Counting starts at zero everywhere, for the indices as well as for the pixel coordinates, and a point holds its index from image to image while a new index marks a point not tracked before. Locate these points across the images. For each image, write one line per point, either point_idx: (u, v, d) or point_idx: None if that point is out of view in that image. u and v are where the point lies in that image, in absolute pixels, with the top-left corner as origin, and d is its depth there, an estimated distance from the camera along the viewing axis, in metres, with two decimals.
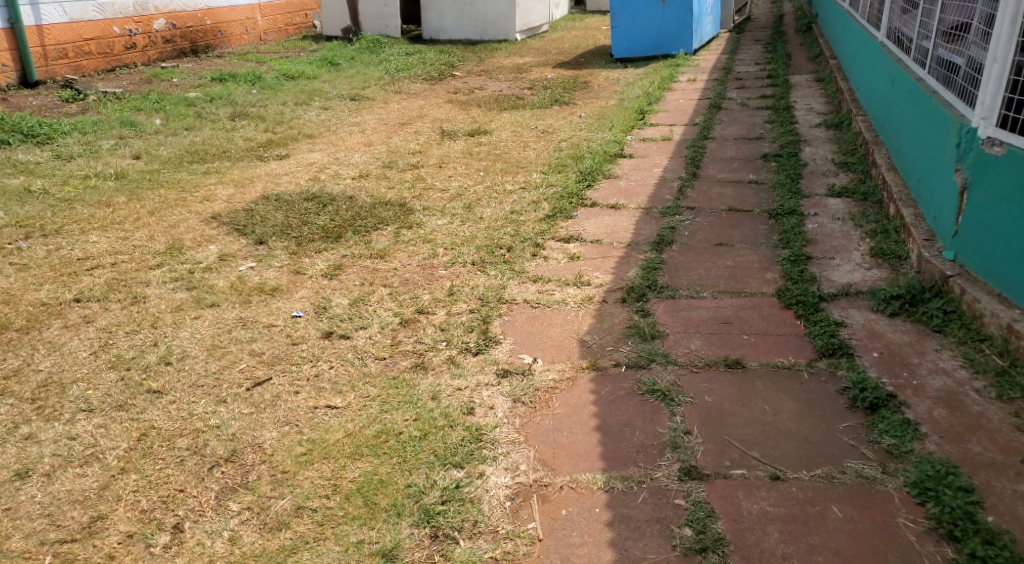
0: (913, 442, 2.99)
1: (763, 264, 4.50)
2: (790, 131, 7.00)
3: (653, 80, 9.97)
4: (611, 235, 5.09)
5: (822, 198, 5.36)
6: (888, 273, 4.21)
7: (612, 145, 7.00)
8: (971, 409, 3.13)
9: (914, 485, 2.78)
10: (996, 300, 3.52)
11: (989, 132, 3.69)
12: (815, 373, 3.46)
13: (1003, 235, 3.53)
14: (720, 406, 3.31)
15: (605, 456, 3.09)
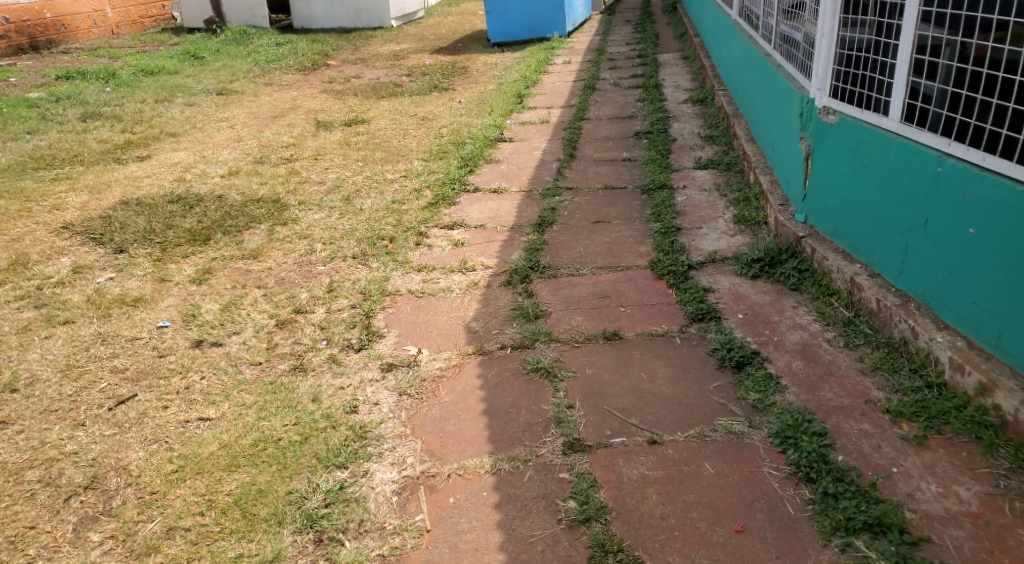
0: (775, 395, 3.17)
1: (636, 238, 4.65)
2: (660, 108, 7.23)
3: (529, 64, 10.05)
4: (494, 219, 5.12)
5: (689, 171, 5.57)
6: (750, 238, 4.43)
7: (491, 129, 7.02)
8: (825, 358, 3.35)
9: (776, 435, 2.96)
10: (840, 255, 3.76)
11: (824, 102, 3.94)
12: (687, 337, 3.62)
13: (842, 196, 3.77)
14: (600, 378, 3.41)
15: (493, 439, 3.12)
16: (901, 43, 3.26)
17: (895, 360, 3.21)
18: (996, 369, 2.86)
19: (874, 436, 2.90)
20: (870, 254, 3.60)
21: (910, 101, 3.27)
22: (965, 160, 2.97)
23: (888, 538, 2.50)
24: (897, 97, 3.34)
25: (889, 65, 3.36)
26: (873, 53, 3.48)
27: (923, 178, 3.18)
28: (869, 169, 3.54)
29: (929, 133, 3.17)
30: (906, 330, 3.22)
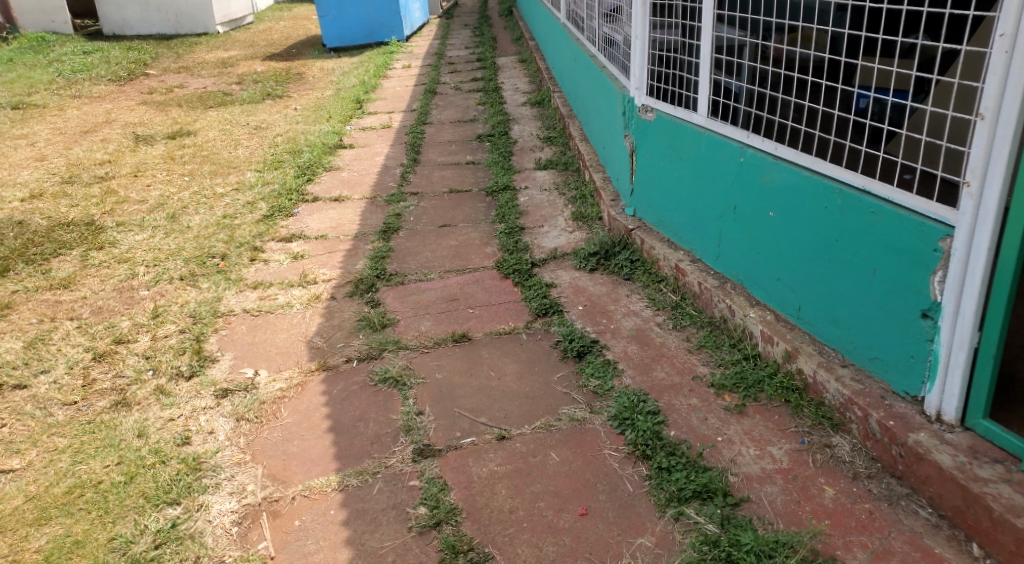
0: (613, 379, 3.29)
1: (482, 240, 4.69)
2: (500, 111, 7.32)
3: (367, 68, 9.90)
4: (336, 229, 4.99)
5: (530, 172, 5.68)
6: (587, 233, 4.58)
7: (329, 136, 6.85)
8: (656, 341, 3.52)
9: (615, 417, 3.07)
10: (666, 244, 3.97)
11: (643, 101, 4.10)
12: (532, 332, 3.69)
13: (663, 189, 3.98)
14: (449, 381, 3.40)
15: (340, 455, 3.05)
16: (702, 44, 3.51)
17: (717, 337, 3.42)
18: (798, 337, 3.12)
19: (701, 410, 3.08)
20: (691, 241, 3.81)
21: (714, 97, 3.51)
22: (762, 150, 3.21)
23: (714, 502, 2.67)
24: (702, 93, 3.58)
25: (694, 65, 3.60)
26: (680, 53, 3.71)
27: (729, 168, 3.41)
28: (684, 162, 3.76)
29: (731, 126, 3.42)
30: (724, 308, 3.43)
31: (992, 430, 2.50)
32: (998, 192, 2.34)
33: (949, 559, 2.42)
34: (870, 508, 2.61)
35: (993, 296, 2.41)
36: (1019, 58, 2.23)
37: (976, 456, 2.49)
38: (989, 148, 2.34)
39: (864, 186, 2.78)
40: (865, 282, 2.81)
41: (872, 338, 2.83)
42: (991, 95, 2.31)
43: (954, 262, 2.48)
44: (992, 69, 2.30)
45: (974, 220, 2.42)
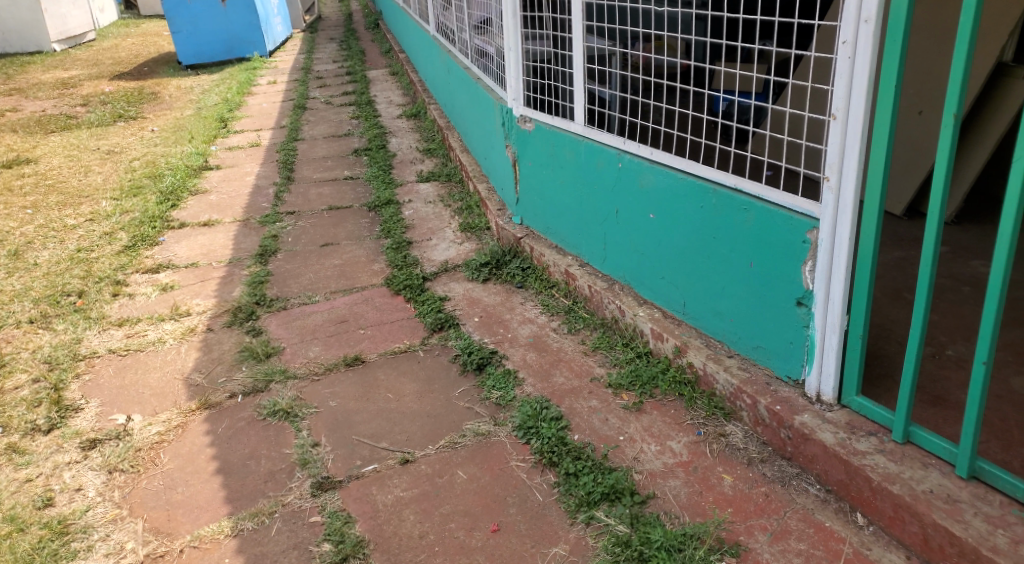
0: (514, 389, 3.23)
1: (368, 257, 4.54)
2: (375, 124, 7.15)
3: (230, 86, 9.48)
4: (207, 256, 4.70)
5: (413, 185, 5.55)
6: (477, 244, 4.52)
7: (193, 158, 6.48)
8: (553, 346, 3.49)
9: (519, 428, 3.01)
10: (555, 251, 3.96)
11: (521, 111, 4.06)
12: (429, 348, 3.59)
13: (546, 197, 3.97)
14: (345, 408, 3.25)
15: (230, 499, 2.84)
16: (574, 54, 3.47)
17: (611, 338, 3.43)
18: (686, 332, 3.16)
19: (602, 411, 3.07)
20: (577, 245, 3.81)
21: (590, 106, 3.50)
22: (638, 156, 3.22)
23: (622, 502, 2.65)
24: (577, 103, 3.56)
25: (567, 75, 3.57)
26: (554, 64, 3.69)
27: (608, 174, 3.43)
28: (566, 170, 3.75)
29: (607, 133, 3.41)
30: (614, 309, 3.44)
31: (866, 406, 2.60)
32: (854, 186, 2.44)
33: (840, 532, 2.50)
34: (766, 491, 2.66)
35: (857, 283, 2.50)
36: (861, 63, 2.36)
37: (854, 431, 2.58)
38: (843, 146, 2.45)
39: (735, 185, 2.80)
40: (744, 276, 2.85)
41: (755, 330, 2.88)
42: (839, 97, 2.43)
43: (821, 252, 2.55)
44: (839, 74, 2.43)
45: (836, 213, 2.50)
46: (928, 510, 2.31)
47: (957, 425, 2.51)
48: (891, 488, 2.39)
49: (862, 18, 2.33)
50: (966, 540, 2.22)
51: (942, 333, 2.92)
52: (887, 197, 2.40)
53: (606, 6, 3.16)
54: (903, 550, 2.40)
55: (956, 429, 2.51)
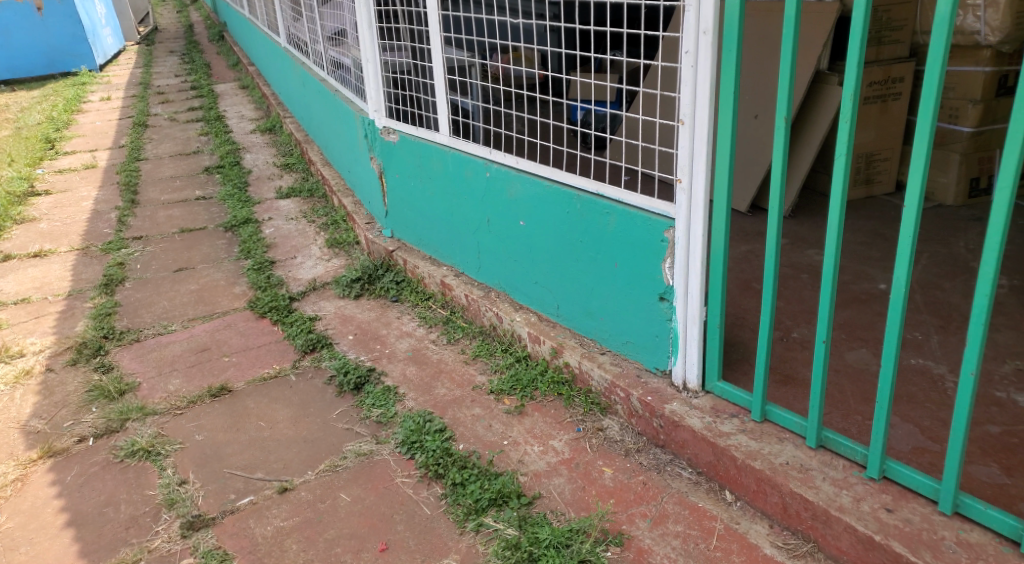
0: (396, 405, 3.18)
1: (228, 280, 4.31)
2: (227, 140, 6.81)
3: (55, 103, 8.75)
4: (41, 289, 4.31)
5: (272, 202, 5.33)
6: (346, 260, 4.42)
7: (14, 182, 5.92)
8: (433, 358, 3.47)
9: (403, 443, 2.98)
10: (429, 262, 3.94)
11: (383, 122, 4.00)
12: (302, 372, 3.46)
13: (416, 209, 3.95)
14: (213, 442, 3.07)
15: (86, 551, 2.62)
16: (434, 65, 3.45)
17: (490, 345, 3.46)
18: (561, 333, 3.24)
19: (485, 418, 3.10)
20: (451, 255, 3.81)
21: (453, 117, 3.51)
22: (504, 165, 3.26)
23: (510, 506, 2.69)
24: (440, 113, 3.55)
25: (429, 86, 3.57)
26: (415, 75, 3.67)
27: (477, 184, 3.45)
28: (433, 181, 3.74)
29: (473, 144, 3.43)
30: (492, 316, 3.48)
31: (727, 390, 2.77)
32: (703, 185, 2.60)
33: (712, 510, 2.66)
34: (643, 479, 2.79)
35: (712, 278, 2.64)
36: (703, 73, 2.53)
37: (718, 414, 2.75)
38: (692, 149, 2.60)
39: (597, 191, 2.90)
40: (611, 276, 2.96)
41: (624, 327, 3.00)
42: (686, 104, 2.59)
43: (677, 250, 2.69)
44: (685, 82, 2.58)
45: (689, 212, 2.64)
46: (785, 480, 2.49)
47: (805, 400, 2.73)
48: (752, 464, 2.56)
49: (701, 30, 2.49)
50: (817, 504, 2.41)
51: (789, 318, 3.16)
52: (732, 195, 2.55)
53: (463, 17, 3.19)
54: (767, 521, 2.59)
55: (805, 403, 2.73)
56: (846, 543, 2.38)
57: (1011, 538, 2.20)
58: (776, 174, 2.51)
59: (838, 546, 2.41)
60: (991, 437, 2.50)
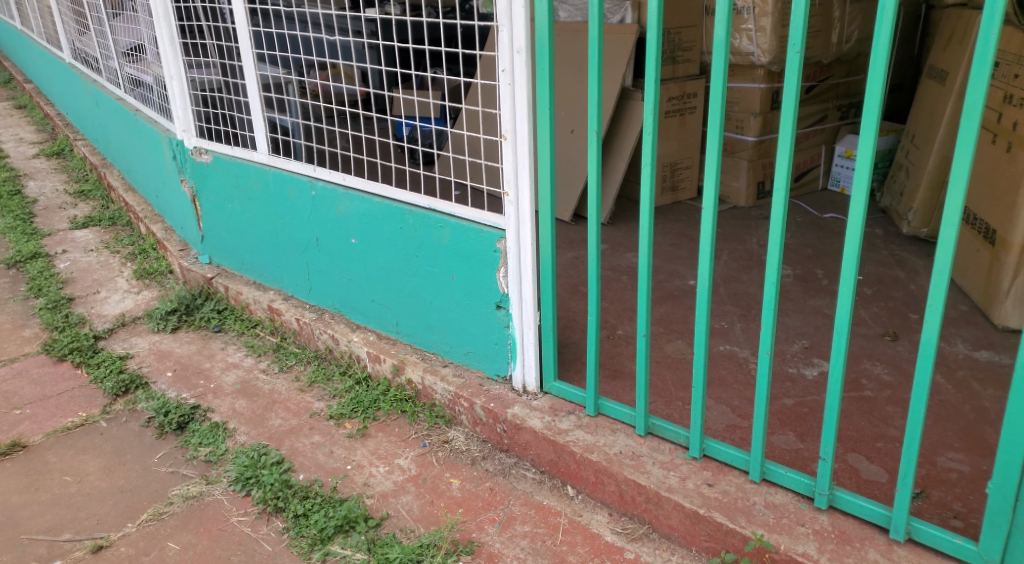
0: (226, 441, 3.02)
1: (16, 322, 3.85)
2: (5, 166, 6.07)
3: None
4: None
5: (65, 233, 4.83)
6: (158, 291, 4.10)
7: None
8: (264, 389, 3.34)
9: (237, 481, 2.82)
10: (253, 287, 3.78)
11: (194, 143, 3.78)
12: (112, 417, 3.18)
13: (235, 232, 3.78)
14: (8, 507, 2.75)
15: None
16: (247, 82, 3.33)
17: (326, 369, 3.39)
18: (402, 349, 3.25)
19: (325, 444, 3.03)
20: (278, 278, 3.69)
21: (272, 135, 3.41)
22: (330, 182, 3.23)
23: (358, 530, 2.63)
24: (258, 131, 3.44)
25: (242, 104, 3.43)
26: (226, 92, 3.50)
27: (302, 203, 3.37)
28: (252, 202, 3.60)
29: (295, 162, 3.35)
30: (327, 339, 3.41)
31: (563, 389, 2.93)
32: (529, 197, 2.73)
33: (556, 507, 2.79)
34: (490, 485, 2.87)
35: (542, 284, 2.79)
36: (519, 89, 2.63)
37: (556, 413, 2.90)
38: (515, 163, 2.72)
39: (429, 206, 2.96)
40: (449, 289, 3.02)
41: (463, 337, 3.08)
42: (507, 120, 2.69)
43: (510, 258, 2.80)
44: (504, 99, 2.68)
45: (517, 222, 2.76)
46: (620, 469, 2.66)
47: (632, 392, 2.94)
48: (590, 456, 2.72)
49: (514, 49, 2.60)
50: (649, 487, 2.60)
51: (612, 317, 3.40)
52: (556, 205, 2.70)
53: (275, 34, 3.12)
54: (606, 510, 2.75)
55: (633, 395, 2.94)
56: (676, 520, 2.57)
57: (806, 495, 2.49)
58: (590, 182, 2.62)
59: (668, 524, 2.59)
60: (787, 409, 2.84)
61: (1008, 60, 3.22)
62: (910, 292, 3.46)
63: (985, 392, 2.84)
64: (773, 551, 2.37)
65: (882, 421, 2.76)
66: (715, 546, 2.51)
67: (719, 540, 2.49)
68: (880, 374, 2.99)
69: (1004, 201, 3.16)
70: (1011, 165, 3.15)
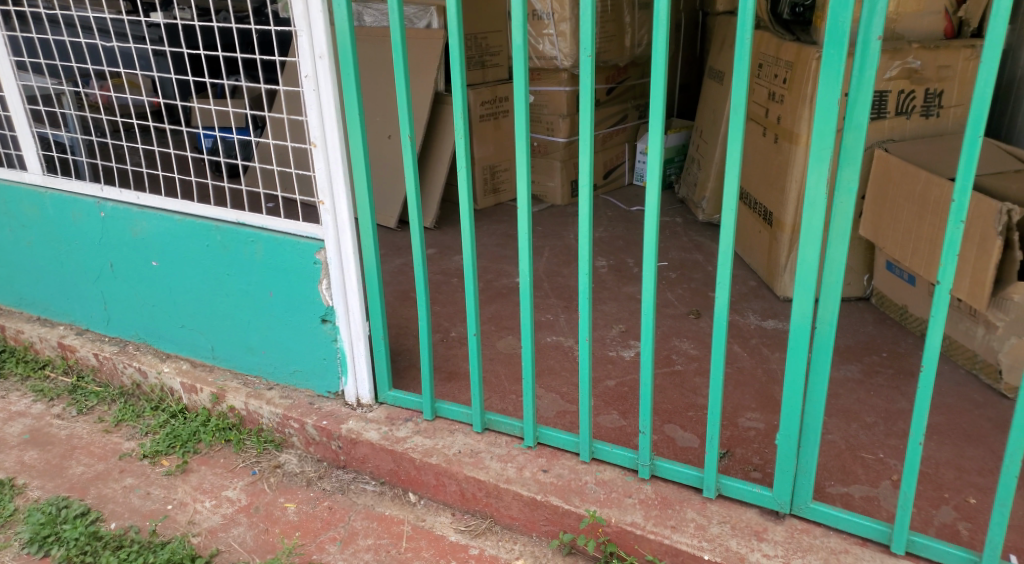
0: (16, 499, 2.80)
1: None
2: None
3: None
4: None
5: None
6: None
7: None
8: (60, 436, 3.14)
9: (32, 542, 2.59)
10: (37, 323, 3.53)
11: None
12: None
13: (11, 265, 3.48)
14: None
15: None
16: (7, 96, 3.11)
17: (134, 406, 3.25)
18: (220, 376, 3.18)
19: (139, 486, 2.88)
20: (68, 311, 3.46)
21: (45, 153, 3.17)
22: (121, 202, 3.05)
23: None
24: (27, 150, 3.19)
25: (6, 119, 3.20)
26: None
27: (89, 226, 3.17)
28: (28, 229, 3.32)
29: (77, 181, 3.13)
30: (133, 372, 3.27)
31: (398, 397, 2.94)
32: (346, 205, 2.68)
33: (398, 516, 2.77)
34: (329, 504, 2.82)
35: (368, 294, 2.77)
36: (325, 95, 2.57)
37: (393, 422, 2.89)
38: (329, 171, 2.66)
39: (237, 220, 2.88)
40: (268, 306, 2.97)
41: (288, 355, 3.03)
42: (315, 127, 2.61)
43: (332, 269, 2.76)
44: (310, 105, 2.60)
45: (336, 232, 2.71)
46: (459, 468, 2.69)
47: (467, 391, 3.00)
48: (429, 460, 2.73)
49: (316, 55, 2.53)
50: (488, 481, 2.65)
51: (445, 321, 3.48)
52: (376, 213, 2.68)
53: (39, 41, 2.92)
54: (449, 510, 2.78)
55: (468, 394, 3.01)
56: (516, 510, 2.64)
57: (631, 468, 2.65)
58: (409, 192, 2.62)
59: (509, 515, 2.66)
60: (610, 390, 3.03)
61: (767, 61, 3.55)
62: (708, 273, 3.83)
63: (773, 355, 3.21)
64: (605, 526, 2.49)
65: (691, 392, 3.03)
66: (554, 529, 2.61)
67: (557, 522, 2.59)
68: (687, 349, 3.28)
69: (776, 186, 3.53)
70: (777, 155, 3.50)
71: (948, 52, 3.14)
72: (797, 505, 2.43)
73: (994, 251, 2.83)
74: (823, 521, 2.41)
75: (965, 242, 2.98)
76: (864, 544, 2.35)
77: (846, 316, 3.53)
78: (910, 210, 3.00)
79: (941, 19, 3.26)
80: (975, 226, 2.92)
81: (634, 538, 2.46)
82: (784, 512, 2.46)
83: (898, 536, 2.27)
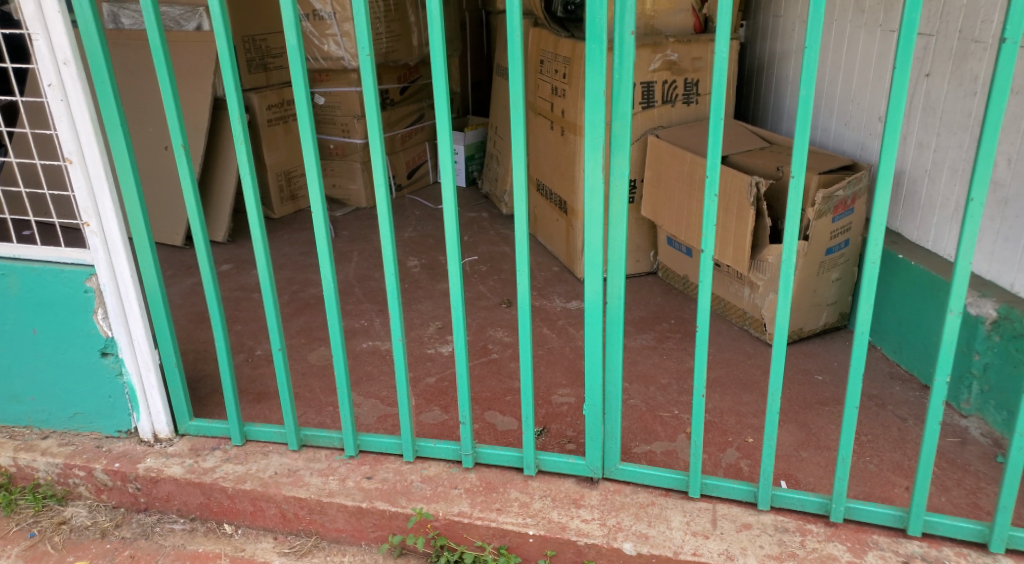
0: None
1: None
2: None
3: None
4: None
5: None
6: None
7: None
8: None
9: None
10: None
11: None
12: None
13: None
14: None
15: None
16: None
17: None
18: None
19: None
20: None
21: None
22: None
23: None
24: None
25: None
26: None
27: None
28: None
29: None
30: None
31: (201, 426, 2.73)
32: (116, 224, 2.44)
33: (213, 551, 2.60)
34: (130, 553, 2.59)
35: (154, 321, 2.53)
36: (76, 105, 2.31)
37: (198, 453, 2.69)
38: (90, 189, 2.39)
39: None
40: (32, 347, 2.65)
41: (65, 397, 2.72)
42: (68, 141, 2.34)
43: (108, 297, 2.50)
44: (60, 118, 2.32)
45: (108, 255, 2.46)
46: (276, 489, 2.56)
47: (278, 411, 2.90)
48: (242, 487, 2.57)
49: (60, 60, 2.27)
50: (308, 498, 2.54)
51: (249, 340, 3.37)
52: (152, 230, 2.45)
53: None
54: (270, 535, 2.64)
55: (279, 414, 2.90)
56: (341, 522, 2.55)
57: (454, 459, 2.65)
58: (189, 207, 2.40)
59: (335, 528, 2.57)
60: (431, 387, 3.06)
61: (546, 58, 3.77)
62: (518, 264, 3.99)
63: (579, 334, 3.42)
64: (433, 520, 2.47)
65: (507, 377, 3.14)
66: (383, 533, 2.55)
67: (385, 526, 2.53)
68: (502, 337, 3.39)
69: (567, 176, 3.74)
70: (565, 147, 3.70)
71: (699, 45, 3.50)
72: (608, 468, 2.55)
73: (750, 219, 3.21)
74: (631, 479, 2.55)
75: (725, 214, 3.36)
76: (667, 494, 2.51)
77: (638, 290, 3.86)
78: (680, 188, 3.34)
79: (689, 16, 3.63)
80: (733, 199, 3.30)
81: (462, 528, 2.46)
82: (597, 477, 2.57)
83: (693, 482, 2.46)
